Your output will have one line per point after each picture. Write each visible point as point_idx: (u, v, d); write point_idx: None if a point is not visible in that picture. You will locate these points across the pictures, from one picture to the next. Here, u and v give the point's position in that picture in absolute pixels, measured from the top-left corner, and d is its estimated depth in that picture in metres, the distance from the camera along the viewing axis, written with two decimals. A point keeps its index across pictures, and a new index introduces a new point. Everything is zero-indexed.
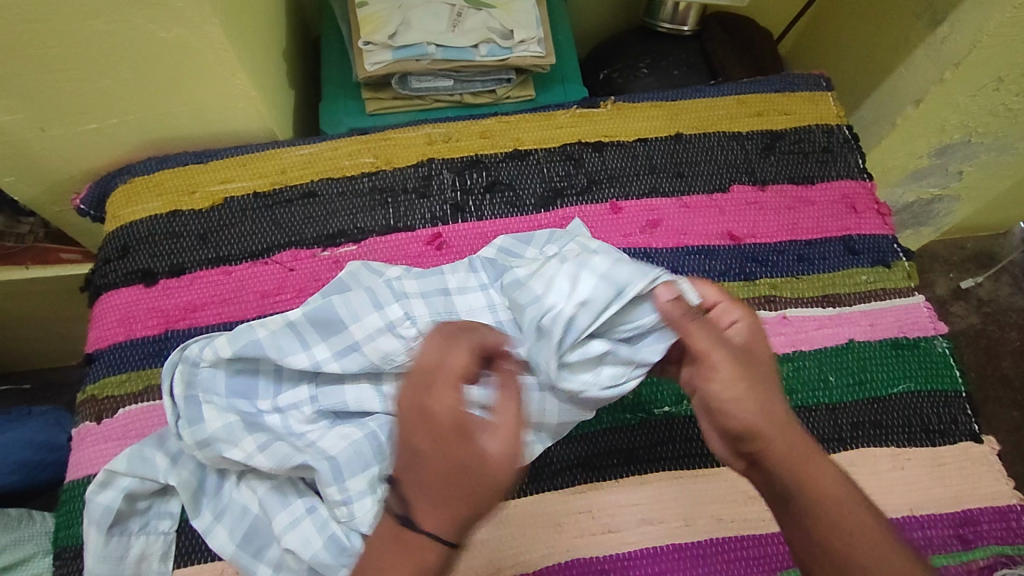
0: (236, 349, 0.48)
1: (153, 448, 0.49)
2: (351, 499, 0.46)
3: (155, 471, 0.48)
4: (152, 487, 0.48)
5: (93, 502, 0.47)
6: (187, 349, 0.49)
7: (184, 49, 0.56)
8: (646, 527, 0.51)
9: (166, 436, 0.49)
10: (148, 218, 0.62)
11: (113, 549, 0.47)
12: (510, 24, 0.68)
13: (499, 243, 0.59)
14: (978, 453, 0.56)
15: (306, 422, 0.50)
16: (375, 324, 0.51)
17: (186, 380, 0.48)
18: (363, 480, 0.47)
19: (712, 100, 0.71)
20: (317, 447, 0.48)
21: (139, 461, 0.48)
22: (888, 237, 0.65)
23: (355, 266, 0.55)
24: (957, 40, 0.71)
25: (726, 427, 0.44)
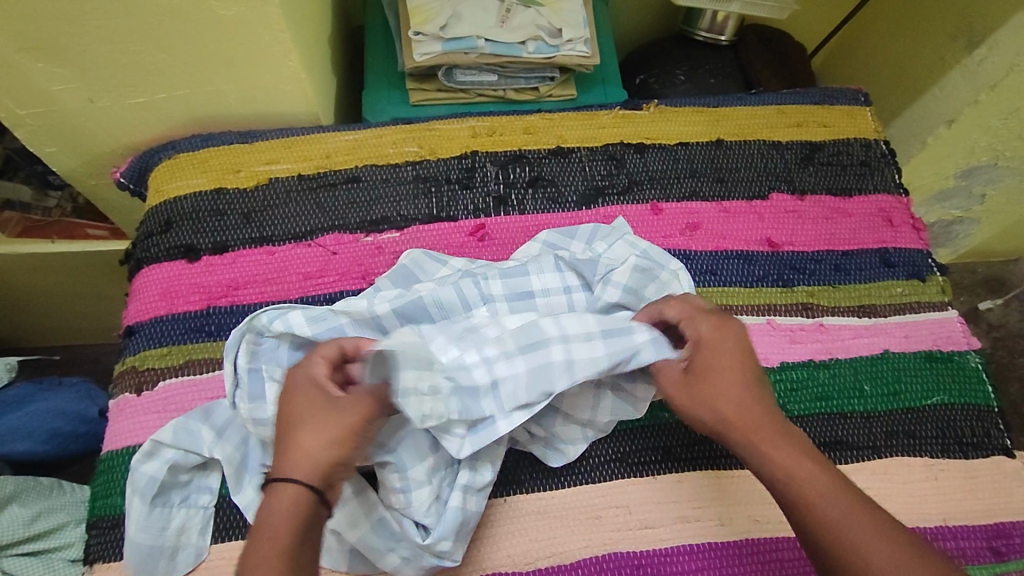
0: (315, 331, 0.50)
1: (198, 421, 0.50)
2: (409, 487, 0.47)
3: (200, 443, 0.49)
4: (195, 460, 0.49)
5: (138, 471, 0.48)
6: (257, 317, 0.49)
7: (242, 27, 0.56)
8: (682, 524, 0.51)
9: (211, 410, 0.50)
10: (193, 195, 0.63)
11: (156, 519, 0.48)
12: (559, 22, 0.68)
13: (544, 238, 0.60)
14: (1011, 467, 0.57)
15: None
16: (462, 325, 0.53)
17: (251, 351, 0.50)
18: (423, 470, 0.47)
19: (754, 109, 0.71)
20: None
21: (184, 434, 0.49)
22: (923, 251, 0.66)
23: (418, 253, 0.58)
24: (995, 63, 0.73)
25: (703, 421, 0.47)
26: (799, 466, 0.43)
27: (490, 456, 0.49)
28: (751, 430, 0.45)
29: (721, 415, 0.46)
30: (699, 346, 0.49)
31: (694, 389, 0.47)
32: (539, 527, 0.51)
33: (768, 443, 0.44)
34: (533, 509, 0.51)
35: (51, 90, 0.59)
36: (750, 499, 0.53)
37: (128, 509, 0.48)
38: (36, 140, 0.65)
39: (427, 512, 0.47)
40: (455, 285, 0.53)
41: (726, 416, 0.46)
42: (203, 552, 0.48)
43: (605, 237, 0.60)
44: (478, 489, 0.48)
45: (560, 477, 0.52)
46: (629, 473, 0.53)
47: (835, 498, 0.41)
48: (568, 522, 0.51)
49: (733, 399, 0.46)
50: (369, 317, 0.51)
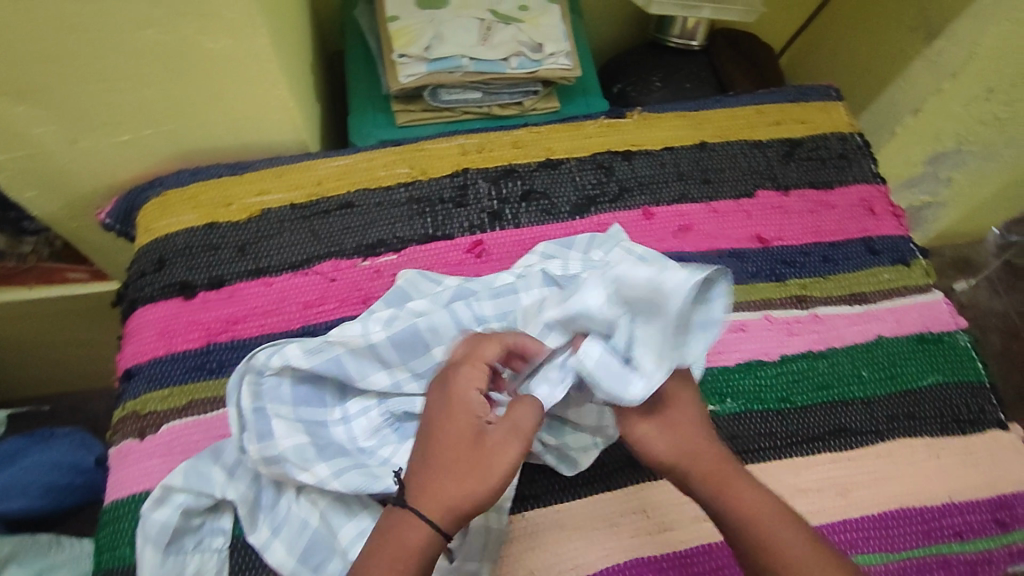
0: (313, 364, 0.48)
1: (209, 462, 0.48)
2: None
3: (213, 485, 0.48)
4: (208, 502, 0.48)
5: (149, 519, 0.47)
6: (256, 357, 0.47)
7: (229, 59, 0.56)
8: (701, 523, 0.52)
9: (221, 449, 0.49)
10: (184, 231, 0.62)
11: (170, 567, 0.47)
12: (539, 37, 0.70)
13: (542, 250, 0.61)
14: (1006, 440, 0.59)
15: (368, 435, 0.51)
16: (457, 346, 0.52)
17: (253, 391, 0.47)
18: None
19: (733, 110, 0.73)
20: (390, 463, 0.49)
21: (196, 476, 0.48)
22: (904, 237, 0.68)
23: (412, 275, 0.58)
24: (955, 53, 0.76)
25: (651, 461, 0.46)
26: (748, 498, 0.43)
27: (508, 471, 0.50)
28: (721, 476, 0.44)
29: (677, 455, 0.45)
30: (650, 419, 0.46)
31: (646, 433, 0.46)
32: (561, 539, 0.51)
33: (733, 482, 0.44)
34: (553, 522, 0.51)
35: (32, 133, 0.58)
36: None
37: (139, 558, 0.47)
38: (15, 185, 0.64)
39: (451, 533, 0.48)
40: (450, 309, 0.53)
41: (679, 460, 0.45)
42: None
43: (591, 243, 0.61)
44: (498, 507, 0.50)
45: (577, 487, 0.53)
46: (643, 478, 0.54)
47: (784, 539, 0.41)
48: (588, 532, 0.51)
49: (684, 446, 0.45)
50: (367, 348, 0.50)
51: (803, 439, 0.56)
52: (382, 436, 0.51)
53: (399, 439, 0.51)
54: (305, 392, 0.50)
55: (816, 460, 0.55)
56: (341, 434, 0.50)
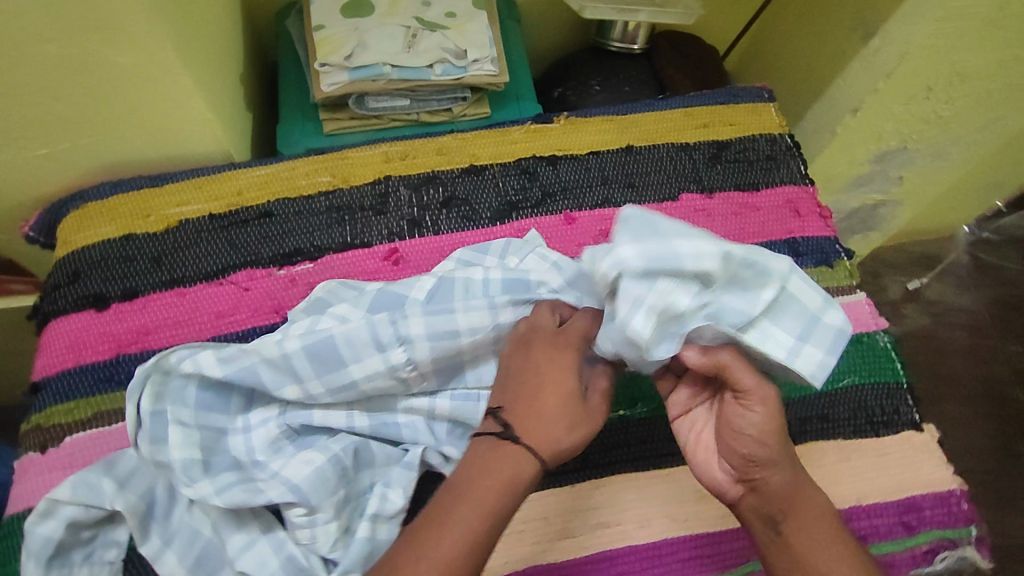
0: (225, 371, 0.49)
1: (99, 474, 0.49)
2: (314, 523, 0.48)
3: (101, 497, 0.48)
4: (97, 514, 0.48)
5: (33, 533, 0.47)
6: (166, 358, 0.48)
7: (135, 71, 0.56)
8: (603, 530, 0.52)
9: (114, 461, 0.50)
10: (101, 243, 0.62)
11: None
12: (464, 44, 0.70)
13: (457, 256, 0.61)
14: (920, 441, 0.58)
15: (268, 449, 0.51)
16: (376, 365, 0.51)
17: (156, 394, 0.48)
18: (331, 506, 0.49)
19: (661, 113, 0.73)
20: (280, 477, 0.49)
21: (85, 488, 0.48)
22: (830, 238, 0.68)
23: (333, 284, 0.58)
24: (889, 53, 0.74)
25: (745, 457, 0.47)
26: (810, 513, 0.46)
27: (402, 482, 0.51)
28: (796, 491, 0.47)
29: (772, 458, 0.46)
30: (745, 434, 0.46)
31: (772, 431, 0.46)
32: None
33: (808, 496, 0.47)
34: None
35: None
36: (669, 497, 0.54)
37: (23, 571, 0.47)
38: None
39: (336, 545, 0.49)
40: (370, 321, 0.51)
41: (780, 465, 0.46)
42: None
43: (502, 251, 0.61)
44: (390, 518, 0.51)
45: None
46: (546, 484, 0.53)
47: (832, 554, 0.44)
48: None
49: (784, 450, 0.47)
50: (281, 358, 0.49)
51: None
52: (278, 450, 0.51)
53: (294, 452, 0.51)
54: (208, 401, 0.51)
55: None
56: (239, 444, 0.51)
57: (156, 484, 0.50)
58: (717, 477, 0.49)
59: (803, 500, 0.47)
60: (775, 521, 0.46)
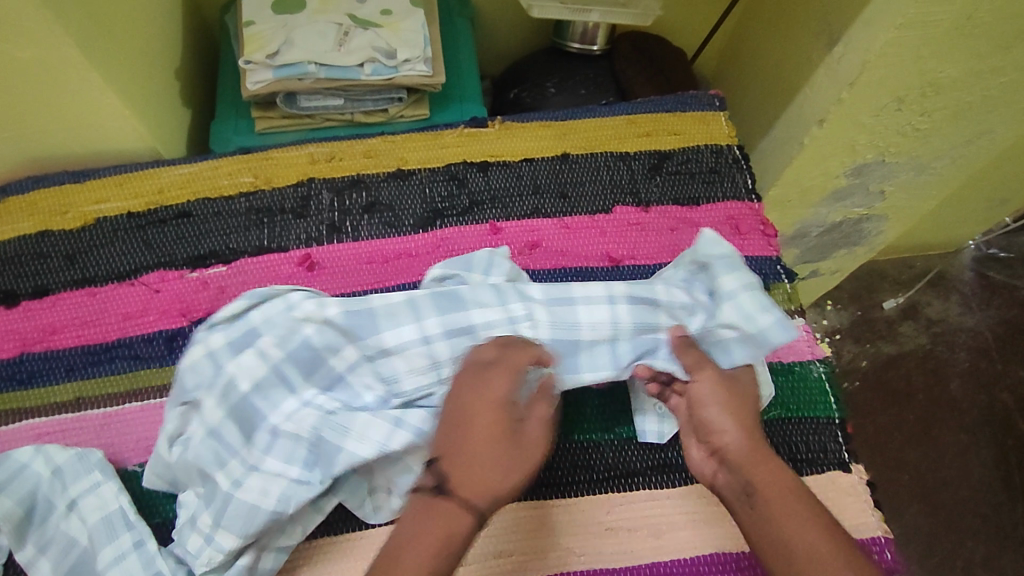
0: (332, 314, 0.52)
1: None
2: (210, 539, 0.47)
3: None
4: None
5: None
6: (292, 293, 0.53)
7: (41, 65, 0.56)
8: (494, 560, 0.50)
9: None
10: (18, 239, 0.62)
11: None
12: (395, 43, 0.68)
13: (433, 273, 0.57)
14: (846, 483, 0.54)
15: (274, 440, 0.50)
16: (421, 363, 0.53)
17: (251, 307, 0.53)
18: (232, 537, 0.46)
19: (602, 120, 0.70)
20: (255, 468, 0.48)
21: None
22: (772, 258, 0.64)
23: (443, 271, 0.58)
24: (851, 60, 0.71)
25: (710, 438, 0.49)
26: (782, 484, 0.46)
27: (305, 520, 0.49)
28: (757, 461, 0.47)
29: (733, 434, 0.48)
30: (707, 409, 0.49)
31: (720, 401, 0.49)
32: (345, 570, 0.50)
33: (769, 462, 0.47)
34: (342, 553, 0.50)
35: None
36: (569, 529, 0.51)
37: None
38: None
39: (213, 565, 0.47)
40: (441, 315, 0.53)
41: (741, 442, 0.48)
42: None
43: (505, 274, 0.57)
44: (281, 550, 0.49)
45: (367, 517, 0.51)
46: None
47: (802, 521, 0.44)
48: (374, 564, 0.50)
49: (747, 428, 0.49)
50: (337, 330, 0.53)
51: (620, 474, 0.53)
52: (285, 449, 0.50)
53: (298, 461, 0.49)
54: (302, 360, 0.52)
55: (628, 497, 0.53)
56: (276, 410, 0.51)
57: (40, 487, 0.49)
58: (694, 459, 0.50)
59: (768, 466, 0.47)
60: (749, 496, 0.46)
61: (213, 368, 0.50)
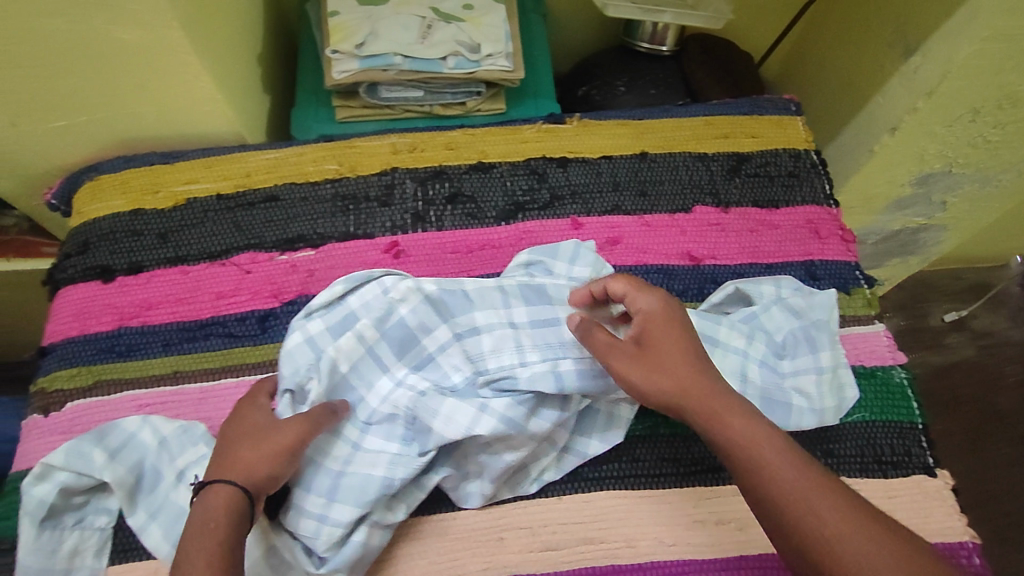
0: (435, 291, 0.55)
1: (91, 443, 0.50)
2: (325, 516, 0.47)
3: (90, 463, 0.49)
4: (88, 482, 0.49)
5: (29, 494, 0.48)
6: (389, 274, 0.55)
7: (144, 50, 0.57)
8: (587, 546, 0.51)
9: (107, 431, 0.51)
10: (111, 216, 0.63)
11: (44, 543, 0.48)
12: (479, 38, 0.68)
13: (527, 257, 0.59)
14: (932, 487, 0.55)
15: (383, 414, 0.52)
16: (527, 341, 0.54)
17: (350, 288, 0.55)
18: (348, 511, 0.47)
19: (680, 120, 0.70)
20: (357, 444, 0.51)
21: (77, 456, 0.49)
22: (851, 263, 0.64)
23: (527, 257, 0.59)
24: (929, 70, 0.70)
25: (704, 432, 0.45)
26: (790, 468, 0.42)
27: (408, 498, 0.50)
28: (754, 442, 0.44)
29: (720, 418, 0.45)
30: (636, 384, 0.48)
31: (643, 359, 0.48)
32: (441, 548, 0.51)
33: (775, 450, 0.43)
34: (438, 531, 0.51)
35: None
36: (659, 519, 0.52)
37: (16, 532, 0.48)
38: None
39: (328, 546, 0.47)
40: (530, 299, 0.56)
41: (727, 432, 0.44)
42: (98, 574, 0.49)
43: (590, 263, 0.59)
44: (386, 526, 0.49)
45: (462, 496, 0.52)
46: (534, 493, 0.53)
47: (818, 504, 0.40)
48: (469, 544, 0.51)
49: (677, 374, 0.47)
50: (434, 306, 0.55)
51: (706, 468, 0.55)
52: (393, 425, 0.52)
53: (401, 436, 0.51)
54: (395, 340, 0.54)
55: (716, 490, 0.54)
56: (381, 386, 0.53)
57: (146, 458, 0.51)
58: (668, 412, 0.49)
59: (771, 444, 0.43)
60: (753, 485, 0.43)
61: (312, 352, 0.52)
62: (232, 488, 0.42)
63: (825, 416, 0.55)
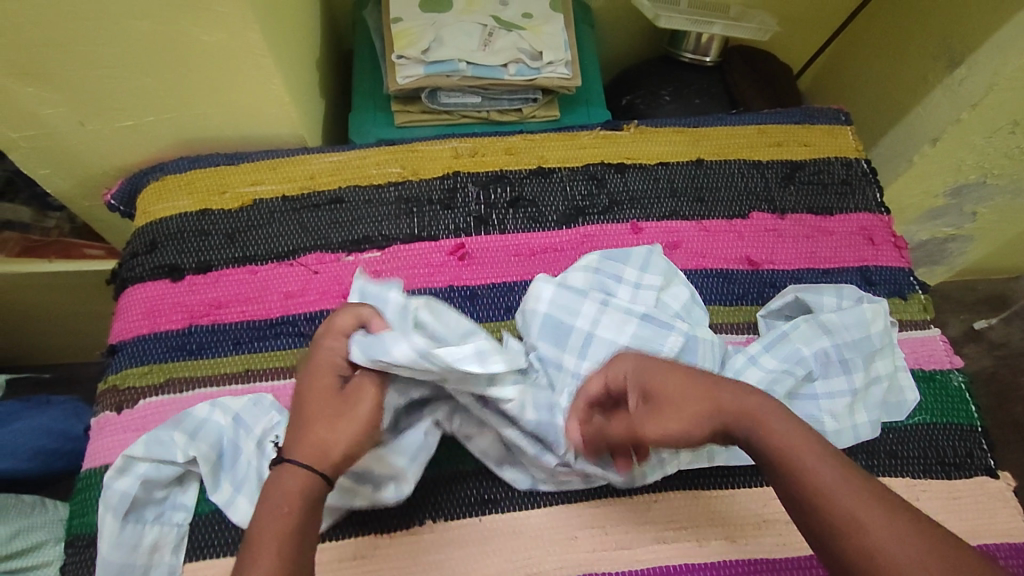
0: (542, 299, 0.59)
1: (169, 431, 0.52)
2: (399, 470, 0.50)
3: (171, 451, 0.51)
4: (168, 470, 0.51)
5: (112, 487, 0.50)
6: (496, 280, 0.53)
7: (224, 53, 0.58)
8: (659, 545, 0.52)
9: (182, 419, 0.52)
10: (178, 215, 0.64)
11: (127, 537, 0.49)
12: (539, 46, 0.70)
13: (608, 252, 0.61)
14: (994, 488, 0.56)
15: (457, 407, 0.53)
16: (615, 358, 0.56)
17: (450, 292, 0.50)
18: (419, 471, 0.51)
19: (733, 129, 0.72)
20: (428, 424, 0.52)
21: (157, 444, 0.51)
22: (904, 270, 0.66)
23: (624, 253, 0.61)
24: (975, 82, 0.73)
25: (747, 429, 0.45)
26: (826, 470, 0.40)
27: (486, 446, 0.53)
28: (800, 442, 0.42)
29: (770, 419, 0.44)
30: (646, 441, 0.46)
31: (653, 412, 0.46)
32: (515, 547, 0.51)
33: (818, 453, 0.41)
34: (512, 529, 0.52)
35: (44, 114, 0.61)
36: (730, 519, 0.53)
37: (99, 524, 0.49)
38: (30, 163, 0.67)
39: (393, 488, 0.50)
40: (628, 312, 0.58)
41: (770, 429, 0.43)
42: (176, 571, 0.50)
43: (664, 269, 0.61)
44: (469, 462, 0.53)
45: (537, 496, 0.53)
46: (605, 493, 0.53)
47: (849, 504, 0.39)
48: (544, 542, 0.51)
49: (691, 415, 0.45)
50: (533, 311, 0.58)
51: None
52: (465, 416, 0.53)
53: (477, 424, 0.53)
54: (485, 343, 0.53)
55: None
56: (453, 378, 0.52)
57: (223, 437, 0.53)
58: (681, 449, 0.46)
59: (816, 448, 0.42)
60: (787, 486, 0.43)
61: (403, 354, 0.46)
62: (304, 471, 0.42)
63: (862, 433, 0.56)
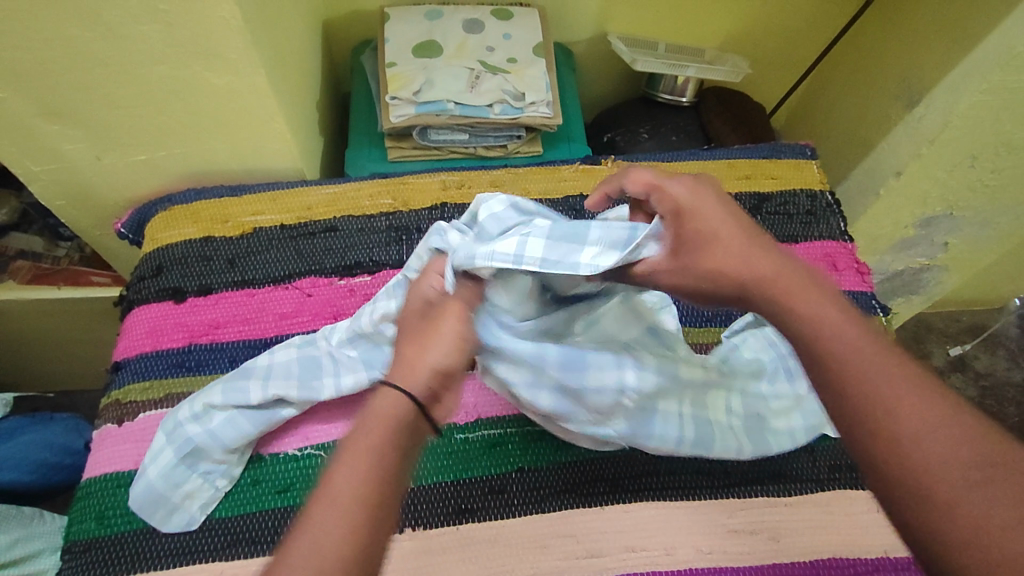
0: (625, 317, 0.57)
1: (245, 379, 0.57)
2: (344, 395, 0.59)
3: (247, 396, 0.56)
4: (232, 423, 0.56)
5: (183, 428, 0.56)
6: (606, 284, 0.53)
7: (232, 94, 0.63)
8: (629, 553, 0.54)
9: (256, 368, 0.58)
10: (183, 243, 0.69)
11: (175, 475, 0.54)
12: (522, 87, 0.75)
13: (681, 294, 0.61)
14: None
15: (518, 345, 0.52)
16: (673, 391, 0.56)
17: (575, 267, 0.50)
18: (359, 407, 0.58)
19: (704, 163, 0.77)
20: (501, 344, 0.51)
21: (232, 390, 0.57)
22: (866, 294, 0.69)
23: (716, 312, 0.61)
24: (931, 119, 0.77)
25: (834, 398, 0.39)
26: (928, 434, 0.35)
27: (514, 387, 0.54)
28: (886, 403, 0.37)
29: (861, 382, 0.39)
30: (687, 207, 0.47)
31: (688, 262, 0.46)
32: (491, 555, 0.53)
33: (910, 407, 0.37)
34: (489, 538, 0.54)
35: (65, 149, 0.66)
36: (697, 529, 0.55)
37: (157, 455, 0.55)
38: (48, 194, 0.72)
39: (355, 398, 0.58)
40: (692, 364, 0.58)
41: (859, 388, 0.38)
42: (194, 524, 0.54)
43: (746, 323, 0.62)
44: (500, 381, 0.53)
45: (513, 508, 0.55)
46: (578, 503, 0.56)
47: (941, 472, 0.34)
48: (517, 552, 0.53)
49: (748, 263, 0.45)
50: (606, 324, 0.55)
51: (739, 481, 0.58)
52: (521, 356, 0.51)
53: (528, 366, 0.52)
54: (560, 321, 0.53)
55: (749, 502, 0.57)
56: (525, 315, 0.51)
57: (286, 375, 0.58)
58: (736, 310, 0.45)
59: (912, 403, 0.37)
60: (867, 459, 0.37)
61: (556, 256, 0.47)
62: (397, 393, 0.40)
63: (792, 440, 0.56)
